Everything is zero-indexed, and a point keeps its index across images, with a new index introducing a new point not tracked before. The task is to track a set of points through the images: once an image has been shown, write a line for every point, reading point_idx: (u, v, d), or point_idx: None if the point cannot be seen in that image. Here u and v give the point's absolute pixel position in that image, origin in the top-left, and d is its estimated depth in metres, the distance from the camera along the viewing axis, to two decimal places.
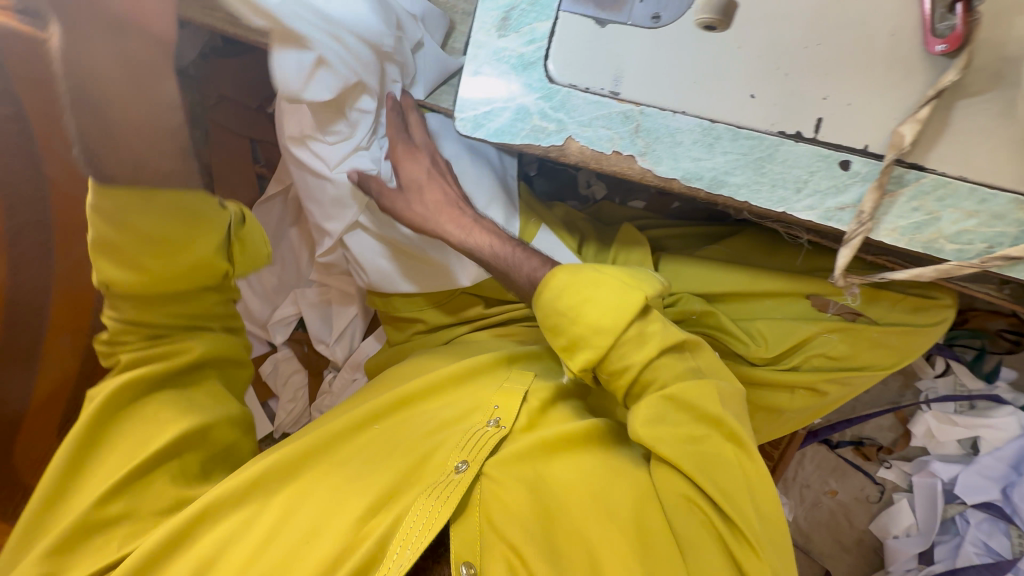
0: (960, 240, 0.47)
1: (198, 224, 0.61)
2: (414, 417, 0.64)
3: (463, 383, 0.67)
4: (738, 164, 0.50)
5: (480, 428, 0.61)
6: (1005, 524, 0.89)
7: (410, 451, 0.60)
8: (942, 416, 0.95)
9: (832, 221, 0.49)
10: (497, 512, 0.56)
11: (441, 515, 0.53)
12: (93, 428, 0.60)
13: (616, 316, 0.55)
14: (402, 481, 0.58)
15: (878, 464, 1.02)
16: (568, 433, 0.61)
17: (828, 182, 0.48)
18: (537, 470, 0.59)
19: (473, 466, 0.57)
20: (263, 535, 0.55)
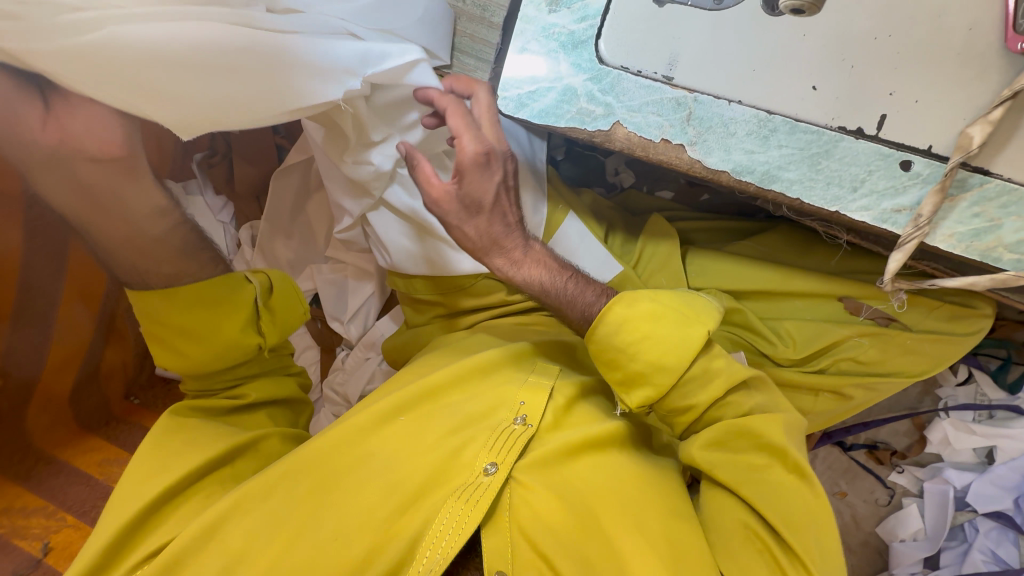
0: (1020, 250, 0.47)
1: (218, 308, 0.60)
2: (439, 410, 0.64)
3: (486, 377, 0.68)
4: (793, 158, 0.49)
5: (508, 425, 0.63)
6: (1014, 533, 0.90)
7: (435, 448, 0.60)
8: (959, 424, 0.95)
9: (886, 223, 0.49)
10: (528, 519, 0.58)
11: (472, 518, 0.55)
12: (160, 437, 0.62)
13: (679, 353, 0.56)
14: (430, 478, 0.58)
15: (890, 468, 1.02)
16: (594, 437, 0.63)
17: (886, 183, 0.48)
18: (564, 473, 0.61)
19: (504, 468, 0.58)
20: (294, 528, 0.55)
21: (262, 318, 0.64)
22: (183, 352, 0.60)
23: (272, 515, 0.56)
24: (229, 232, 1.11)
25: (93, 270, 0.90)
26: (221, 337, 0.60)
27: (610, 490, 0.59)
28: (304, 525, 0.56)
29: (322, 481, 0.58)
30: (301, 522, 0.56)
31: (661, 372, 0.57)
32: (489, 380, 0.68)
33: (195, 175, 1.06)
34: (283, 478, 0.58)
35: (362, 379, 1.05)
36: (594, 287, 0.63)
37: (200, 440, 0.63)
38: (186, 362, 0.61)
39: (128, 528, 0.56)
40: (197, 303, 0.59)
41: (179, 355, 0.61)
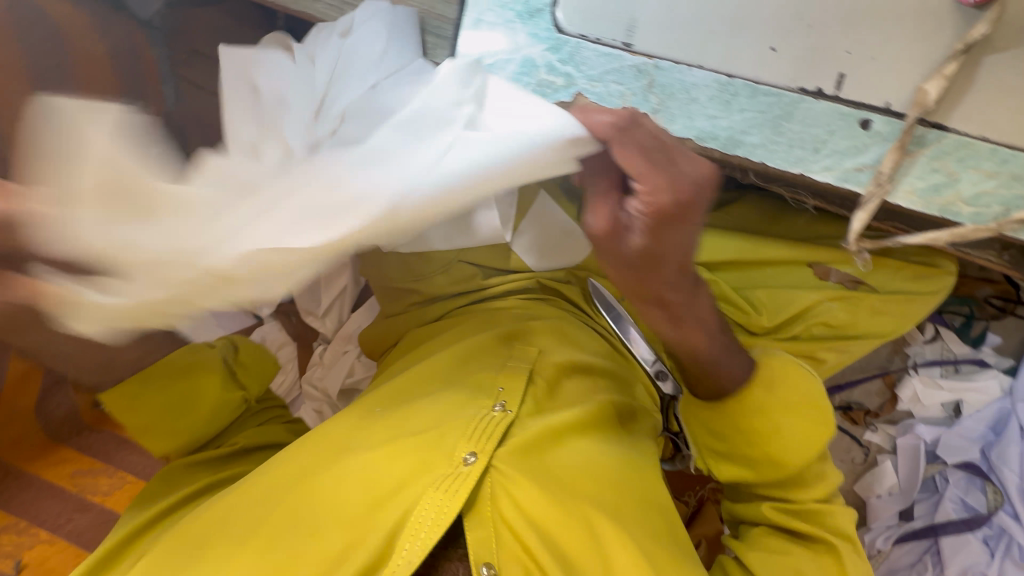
0: (977, 203, 0.48)
1: (195, 372, 0.68)
2: (417, 402, 0.64)
3: (464, 366, 0.68)
4: (755, 122, 0.49)
5: (487, 413, 0.62)
6: (981, 481, 0.95)
7: (415, 441, 0.59)
8: (928, 380, 0.98)
9: (849, 182, 0.49)
10: (507, 507, 0.57)
11: (451, 507, 0.54)
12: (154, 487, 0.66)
13: (787, 405, 0.58)
14: (410, 469, 0.57)
15: (865, 427, 1.04)
16: (575, 421, 0.65)
17: (847, 143, 0.48)
18: (543, 457, 0.61)
19: (483, 457, 0.57)
20: (271, 525, 0.54)
21: (237, 373, 0.73)
22: (166, 433, 0.66)
23: (250, 515, 0.55)
24: None
25: None
26: (207, 397, 0.68)
27: (588, 473, 0.61)
28: (279, 524, 0.54)
29: (300, 479, 0.57)
30: (277, 521, 0.54)
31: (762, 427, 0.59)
32: (466, 368, 0.68)
33: None
34: (261, 483, 0.58)
35: (341, 373, 1.04)
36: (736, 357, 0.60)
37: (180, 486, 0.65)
38: (172, 440, 0.66)
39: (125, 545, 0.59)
40: (158, 378, 0.65)
41: (170, 434, 0.66)
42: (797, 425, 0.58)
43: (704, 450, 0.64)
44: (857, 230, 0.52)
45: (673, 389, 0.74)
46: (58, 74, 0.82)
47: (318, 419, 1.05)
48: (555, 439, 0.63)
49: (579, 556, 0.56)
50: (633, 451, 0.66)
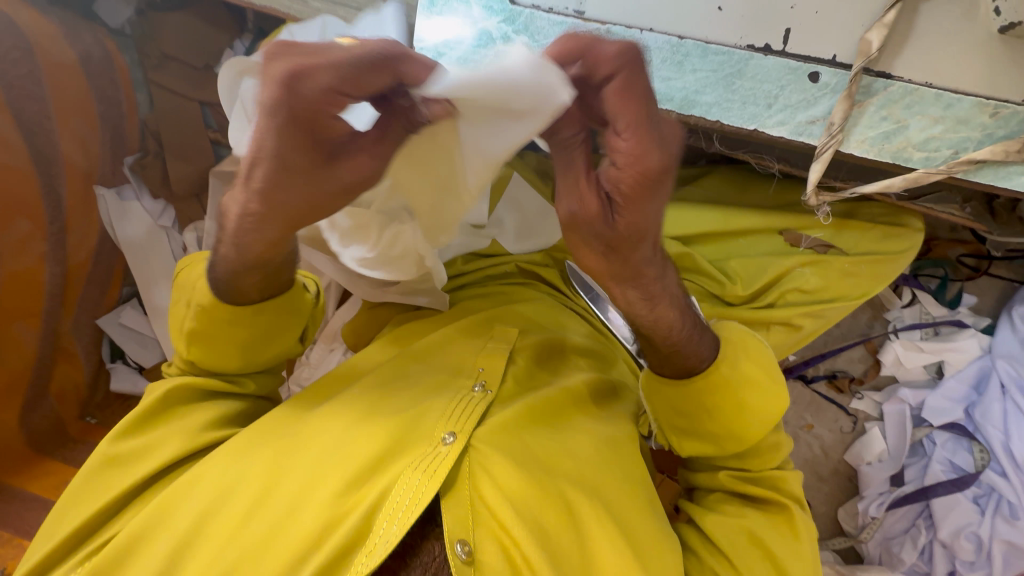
0: (927, 147, 0.49)
1: (291, 317, 0.59)
2: (396, 385, 0.64)
3: (443, 348, 0.69)
4: (708, 81, 0.50)
5: (465, 393, 0.63)
6: (967, 441, 0.95)
7: (393, 421, 0.59)
8: (909, 344, 0.99)
9: (803, 135, 0.50)
10: (485, 486, 0.56)
11: (428, 487, 0.54)
12: (138, 422, 0.60)
13: (764, 398, 0.57)
14: (387, 450, 0.57)
15: (851, 395, 1.05)
16: (552, 396, 0.66)
17: (798, 96, 0.49)
18: (522, 436, 0.61)
19: (462, 436, 0.58)
20: (245, 510, 0.53)
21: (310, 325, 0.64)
22: (218, 356, 0.58)
23: (224, 500, 0.54)
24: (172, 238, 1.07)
25: (32, 286, 0.86)
26: (272, 348, 0.60)
27: (565, 451, 0.61)
28: (253, 510, 0.53)
29: (275, 465, 0.56)
30: (251, 506, 0.53)
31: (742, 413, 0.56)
32: (444, 351, 0.68)
33: (128, 179, 1.02)
34: (231, 469, 0.56)
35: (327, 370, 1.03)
36: (708, 340, 0.57)
37: (171, 427, 0.60)
38: (222, 360, 0.59)
39: (105, 512, 0.56)
40: (266, 315, 0.56)
41: (216, 356, 0.58)
42: (764, 397, 0.57)
43: (666, 427, 0.61)
44: (815, 183, 0.53)
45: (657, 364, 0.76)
46: (29, 81, 0.82)
47: None
48: (534, 416, 0.63)
49: (558, 534, 0.56)
50: (610, 428, 0.66)
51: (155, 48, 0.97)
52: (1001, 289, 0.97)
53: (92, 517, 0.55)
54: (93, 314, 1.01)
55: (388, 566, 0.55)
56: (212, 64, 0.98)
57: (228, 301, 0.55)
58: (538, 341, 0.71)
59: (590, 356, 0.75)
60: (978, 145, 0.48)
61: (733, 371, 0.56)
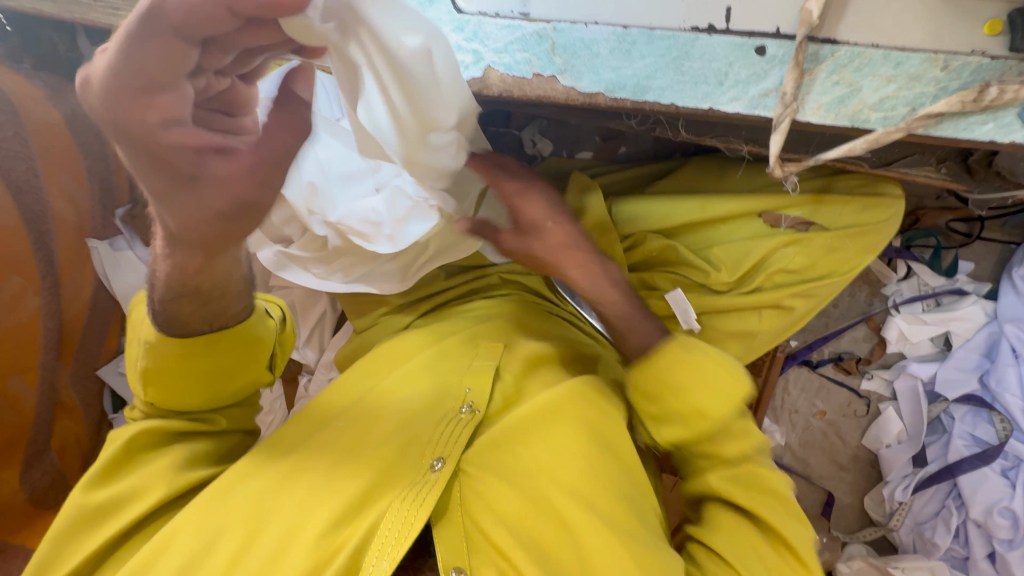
0: (884, 107, 0.49)
1: (255, 346, 0.60)
2: (382, 414, 0.63)
3: (430, 370, 0.67)
4: (658, 66, 0.51)
5: (454, 415, 0.61)
6: (987, 412, 0.92)
7: (380, 451, 0.59)
8: (911, 318, 0.97)
9: (758, 109, 0.50)
10: (480, 510, 0.56)
11: (419, 518, 0.52)
12: (104, 472, 0.57)
13: (724, 399, 0.57)
14: (376, 481, 0.56)
15: (861, 376, 1.02)
16: (543, 404, 0.63)
17: (747, 71, 0.50)
18: (512, 451, 0.60)
19: (450, 463, 0.56)
20: (229, 557, 0.52)
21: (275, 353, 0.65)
22: (182, 392, 0.58)
23: (210, 546, 0.53)
24: None
25: (28, 342, 0.87)
26: (235, 381, 0.60)
27: (559, 463, 0.58)
28: (239, 554, 0.52)
29: (260, 506, 0.55)
30: (238, 550, 0.52)
31: (698, 417, 0.57)
32: (430, 372, 0.67)
33: (120, 230, 1.03)
34: (215, 512, 0.55)
35: None
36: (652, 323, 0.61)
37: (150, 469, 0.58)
38: (182, 397, 0.58)
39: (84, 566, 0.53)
40: (224, 348, 0.57)
41: (177, 397, 0.58)
42: (715, 384, 0.57)
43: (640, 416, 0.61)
44: (778, 155, 0.53)
45: None
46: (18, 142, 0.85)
47: None
48: (525, 430, 0.61)
49: (556, 555, 0.54)
50: (612, 437, 0.63)
51: None
52: (999, 253, 0.95)
53: (73, 573, 0.53)
54: (92, 366, 1.01)
55: None
56: None
57: (177, 338, 0.55)
58: (524, 353, 0.69)
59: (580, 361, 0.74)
60: (935, 99, 0.48)
61: (662, 371, 0.57)
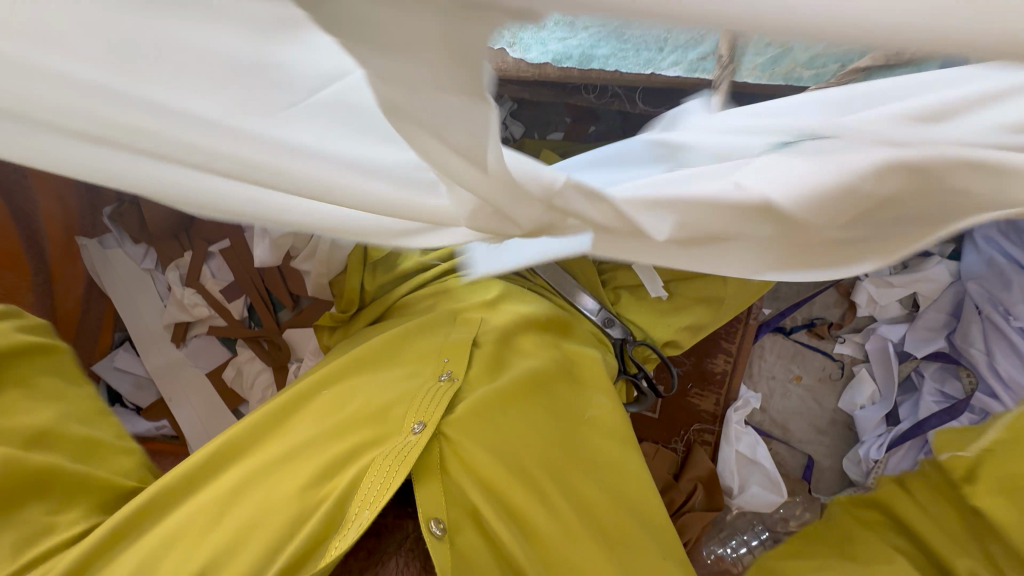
0: (814, 65, 0.52)
1: None
2: (366, 381, 0.64)
3: (408, 344, 0.67)
4: (600, 36, 0.53)
5: (433, 382, 0.61)
6: (955, 367, 0.96)
7: (363, 417, 0.59)
8: (879, 281, 0.99)
9: (697, 71, 0.53)
10: (458, 471, 0.56)
11: (397, 476, 0.52)
12: None
13: None
14: (357, 445, 0.57)
15: (833, 341, 1.05)
16: (522, 376, 0.63)
17: (687, 36, 0.52)
18: (492, 419, 0.60)
19: (432, 426, 0.56)
20: (212, 516, 0.53)
21: None
22: None
23: (194, 504, 0.55)
24: (157, 278, 1.13)
25: None
26: None
27: (534, 431, 0.60)
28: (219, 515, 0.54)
29: (244, 471, 0.57)
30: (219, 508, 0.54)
31: None
32: (410, 346, 0.66)
33: (108, 228, 1.08)
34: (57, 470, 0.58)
35: None
36: None
37: None
38: None
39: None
40: None
41: None
42: None
43: None
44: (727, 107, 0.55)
45: (622, 333, 0.78)
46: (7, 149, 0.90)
47: None
48: (506, 404, 0.61)
49: (526, 515, 0.56)
50: (587, 411, 0.66)
51: None
52: None
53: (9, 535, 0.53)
54: (88, 361, 1.09)
55: (365, 547, 0.56)
56: None
57: None
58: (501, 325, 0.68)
59: (566, 327, 0.72)
60: None
61: None
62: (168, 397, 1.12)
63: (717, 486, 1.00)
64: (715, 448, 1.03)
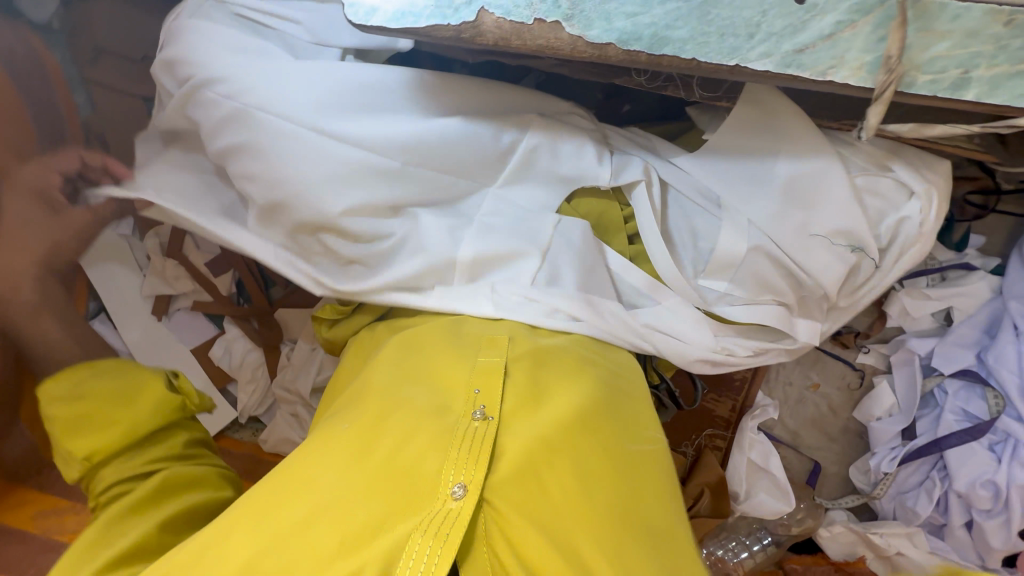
0: (932, 69, 0.44)
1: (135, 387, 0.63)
2: (389, 410, 0.54)
3: (433, 369, 0.58)
4: (679, 13, 0.44)
5: (467, 424, 0.53)
6: (981, 388, 0.91)
7: (389, 465, 0.50)
8: (915, 293, 0.94)
9: (791, 67, 0.45)
10: (503, 544, 0.49)
11: (444, 557, 0.45)
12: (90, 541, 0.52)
13: None
14: (386, 506, 0.48)
15: (857, 350, 1.01)
16: (569, 418, 0.54)
17: (783, 22, 0.43)
18: (538, 477, 0.51)
19: (476, 489, 0.48)
20: None
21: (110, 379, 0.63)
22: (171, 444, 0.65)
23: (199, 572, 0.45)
24: (135, 246, 1.01)
25: None
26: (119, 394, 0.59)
27: (586, 487, 0.51)
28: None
29: (251, 530, 0.47)
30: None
31: None
32: (438, 370, 0.58)
33: None
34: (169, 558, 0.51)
35: (310, 371, 1.02)
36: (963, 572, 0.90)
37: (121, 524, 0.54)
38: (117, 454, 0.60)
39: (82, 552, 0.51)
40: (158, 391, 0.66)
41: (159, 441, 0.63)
42: None
43: None
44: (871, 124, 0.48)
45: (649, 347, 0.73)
46: None
47: (295, 421, 1.04)
48: (553, 452, 0.52)
49: None
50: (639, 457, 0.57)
51: None
52: (1011, 227, 0.92)
53: None
54: None
55: None
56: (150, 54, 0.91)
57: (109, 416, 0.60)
58: (533, 347, 0.60)
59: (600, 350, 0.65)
60: (991, 60, 0.43)
61: None
62: None
63: (725, 493, 0.97)
64: (725, 453, 1.03)
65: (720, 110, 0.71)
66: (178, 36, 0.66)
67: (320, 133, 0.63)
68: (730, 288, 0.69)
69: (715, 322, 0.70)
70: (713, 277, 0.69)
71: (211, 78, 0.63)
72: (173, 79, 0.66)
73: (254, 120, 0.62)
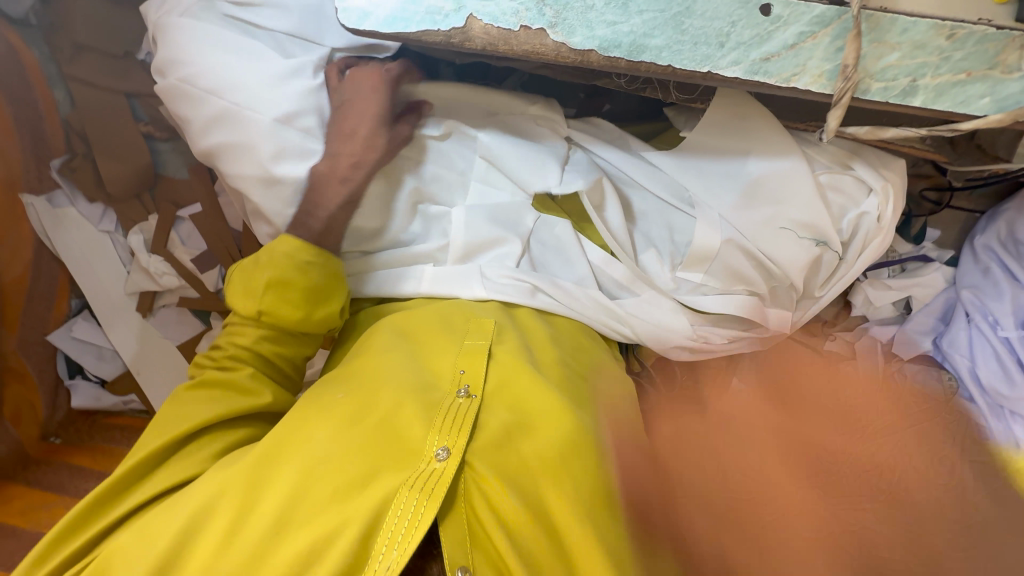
0: (885, 77, 0.48)
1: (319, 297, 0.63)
2: (379, 388, 0.56)
3: (423, 347, 0.61)
4: (656, 23, 0.47)
5: (451, 399, 0.56)
6: (937, 370, 0.97)
7: (379, 431, 0.53)
8: (878, 283, 1.01)
9: (759, 74, 0.48)
10: (481, 503, 0.50)
11: (427, 509, 0.47)
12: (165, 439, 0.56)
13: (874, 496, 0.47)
14: (376, 465, 0.51)
15: (825, 338, 1.07)
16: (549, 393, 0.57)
17: (751, 32, 0.47)
18: (517, 448, 0.53)
19: (458, 451, 0.51)
20: (223, 533, 0.48)
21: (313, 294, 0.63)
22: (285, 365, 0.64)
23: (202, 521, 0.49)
24: (117, 242, 1.00)
25: None
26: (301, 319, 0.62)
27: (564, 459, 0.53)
28: (232, 531, 0.48)
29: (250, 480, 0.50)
30: (232, 524, 0.48)
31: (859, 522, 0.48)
32: (429, 349, 0.61)
33: (58, 184, 0.95)
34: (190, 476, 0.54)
35: None
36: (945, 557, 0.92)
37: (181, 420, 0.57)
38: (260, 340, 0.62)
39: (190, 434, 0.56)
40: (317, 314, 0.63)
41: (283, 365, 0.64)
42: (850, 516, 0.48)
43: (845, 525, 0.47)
44: (832, 126, 0.52)
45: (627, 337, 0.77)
46: None
47: None
48: (530, 423, 0.55)
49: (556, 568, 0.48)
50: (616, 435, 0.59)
51: (64, 37, 0.88)
52: (963, 221, 0.99)
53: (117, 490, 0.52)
54: (41, 332, 0.98)
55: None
56: (133, 50, 0.91)
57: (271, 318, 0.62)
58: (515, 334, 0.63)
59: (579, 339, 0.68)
60: (936, 70, 0.47)
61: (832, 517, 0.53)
62: (135, 369, 1.03)
63: None
64: None
65: (695, 112, 0.75)
66: (166, 34, 0.67)
67: (304, 133, 0.65)
68: (706, 280, 0.72)
69: (691, 312, 0.73)
70: (690, 269, 0.72)
71: (201, 80, 0.64)
72: (163, 81, 0.67)
73: (245, 120, 0.64)
